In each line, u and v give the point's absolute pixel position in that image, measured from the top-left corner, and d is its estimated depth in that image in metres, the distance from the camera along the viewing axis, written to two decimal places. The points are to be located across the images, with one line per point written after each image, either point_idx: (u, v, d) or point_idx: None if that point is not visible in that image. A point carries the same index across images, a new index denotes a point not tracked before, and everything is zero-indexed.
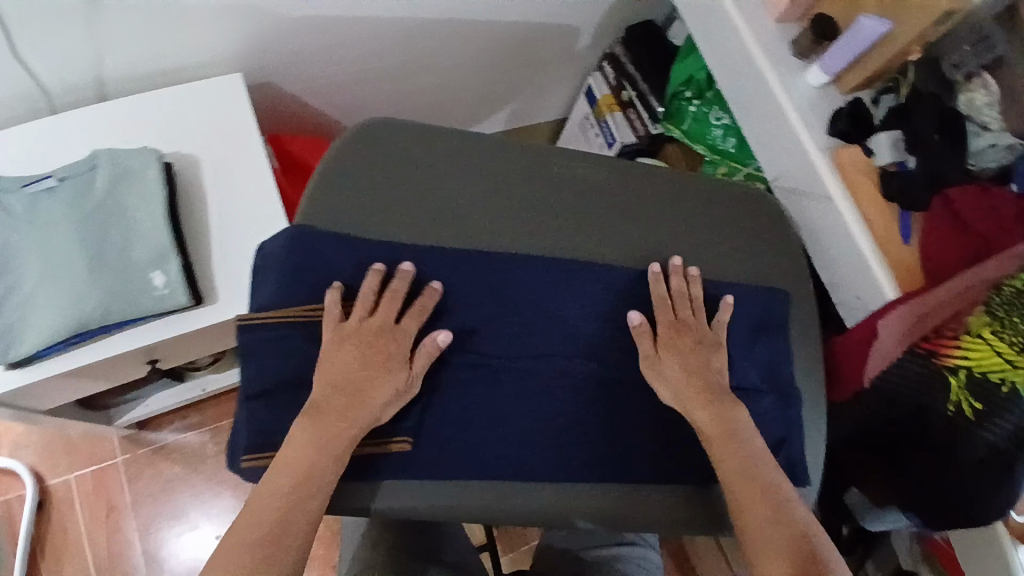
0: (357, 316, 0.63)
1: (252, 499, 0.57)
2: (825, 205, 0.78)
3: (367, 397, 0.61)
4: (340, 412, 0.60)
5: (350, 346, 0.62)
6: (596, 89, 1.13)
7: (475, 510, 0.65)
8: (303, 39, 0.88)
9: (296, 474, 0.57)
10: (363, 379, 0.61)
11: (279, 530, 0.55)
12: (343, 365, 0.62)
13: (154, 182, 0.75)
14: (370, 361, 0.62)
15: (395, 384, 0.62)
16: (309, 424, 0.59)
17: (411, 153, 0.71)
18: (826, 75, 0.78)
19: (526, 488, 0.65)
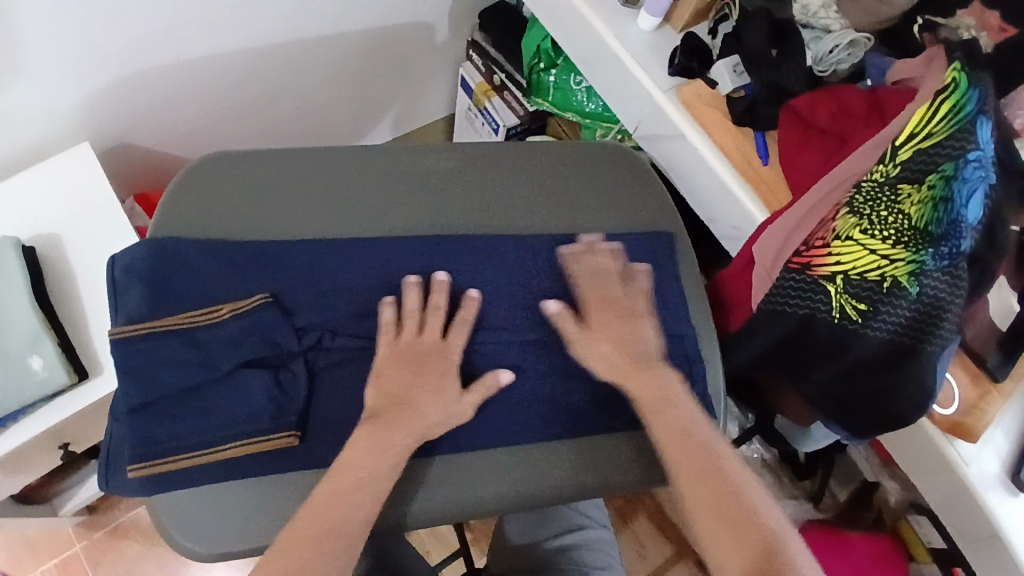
0: (409, 333, 0.63)
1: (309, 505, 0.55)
2: (683, 144, 0.77)
3: (417, 407, 0.61)
4: (398, 420, 0.60)
5: (394, 366, 0.62)
6: (469, 79, 1.13)
7: (468, 494, 0.64)
8: (142, 96, 0.87)
9: (353, 479, 0.56)
10: (415, 390, 0.61)
11: (332, 535, 0.54)
12: (399, 379, 0.61)
13: (14, 270, 0.74)
14: (424, 375, 0.62)
15: (444, 402, 0.61)
16: (376, 429, 0.59)
17: (246, 187, 0.69)
18: (656, 17, 0.78)
19: (467, 474, 0.64)
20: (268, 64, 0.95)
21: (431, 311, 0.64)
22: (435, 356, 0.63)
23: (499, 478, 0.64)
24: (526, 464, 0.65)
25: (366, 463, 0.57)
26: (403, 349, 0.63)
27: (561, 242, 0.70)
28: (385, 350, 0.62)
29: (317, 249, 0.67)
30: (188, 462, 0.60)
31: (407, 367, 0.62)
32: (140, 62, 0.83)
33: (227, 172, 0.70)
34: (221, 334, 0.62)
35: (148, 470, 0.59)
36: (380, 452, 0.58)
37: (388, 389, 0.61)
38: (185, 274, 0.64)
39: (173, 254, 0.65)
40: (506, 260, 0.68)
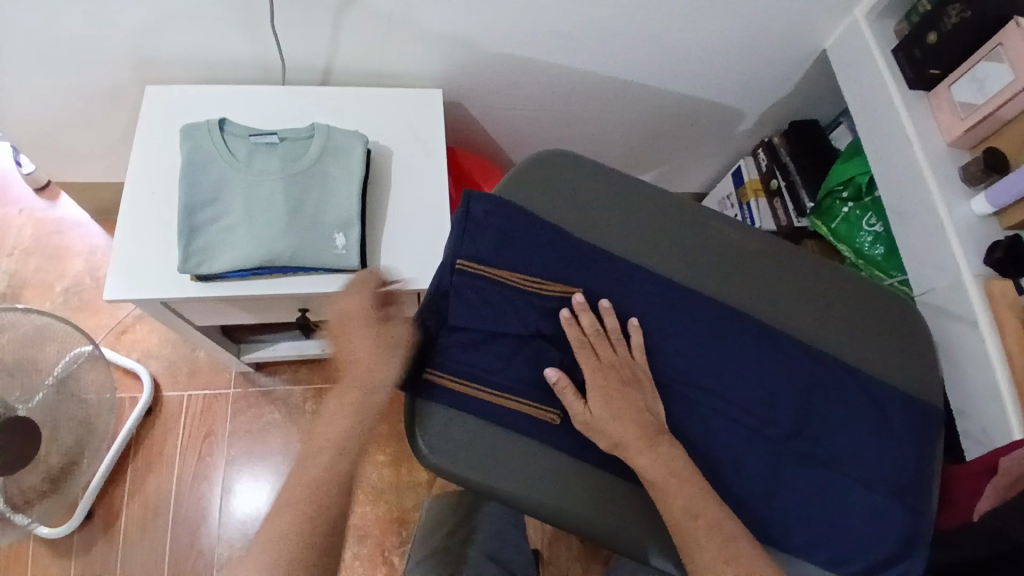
0: (340, 318, 0.70)
1: (302, 473, 0.63)
2: (971, 333, 0.78)
3: (374, 367, 0.66)
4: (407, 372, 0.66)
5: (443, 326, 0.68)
6: (744, 170, 1.17)
7: (572, 502, 0.66)
8: (497, 72, 0.99)
9: (334, 448, 0.64)
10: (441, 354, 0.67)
11: (316, 505, 0.61)
12: (352, 351, 0.67)
13: (357, 162, 0.86)
14: (361, 347, 0.66)
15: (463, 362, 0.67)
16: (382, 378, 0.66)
17: (582, 186, 0.79)
18: (991, 206, 0.79)
19: (591, 485, 0.66)
20: (600, 91, 1.05)
21: (376, 295, 0.71)
22: (360, 324, 0.68)
23: (566, 495, 0.66)
24: (635, 506, 0.66)
25: (360, 406, 0.65)
26: (352, 325, 0.68)
27: (830, 363, 0.73)
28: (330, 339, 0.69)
29: (624, 267, 0.74)
30: (468, 392, 0.67)
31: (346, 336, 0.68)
32: (516, 48, 0.95)
33: (573, 169, 0.79)
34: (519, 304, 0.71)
35: (438, 378, 0.67)
36: (369, 393, 0.65)
37: (355, 357, 0.67)
38: (523, 235, 0.73)
39: (517, 212, 0.74)
40: (774, 353, 0.72)
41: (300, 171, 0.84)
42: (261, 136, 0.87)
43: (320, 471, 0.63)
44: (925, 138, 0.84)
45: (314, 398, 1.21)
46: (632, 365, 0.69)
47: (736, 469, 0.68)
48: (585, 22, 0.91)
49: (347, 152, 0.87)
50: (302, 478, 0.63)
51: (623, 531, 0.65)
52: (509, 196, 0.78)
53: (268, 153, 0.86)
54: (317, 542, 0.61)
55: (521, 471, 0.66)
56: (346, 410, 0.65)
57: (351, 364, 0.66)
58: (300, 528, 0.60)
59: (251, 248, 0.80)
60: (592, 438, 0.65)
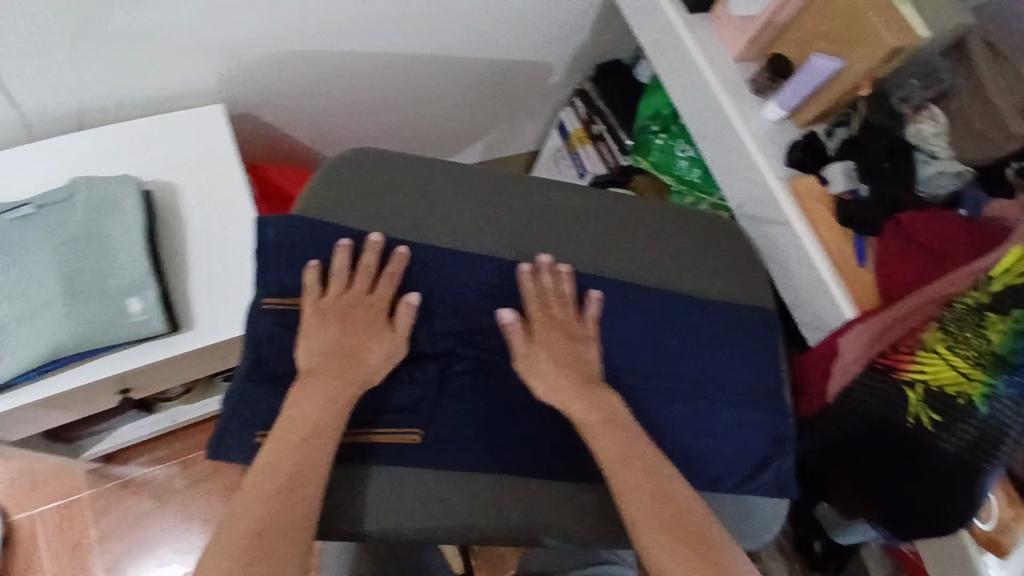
0: (334, 293, 0.67)
1: (247, 486, 0.56)
2: (786, 231, 0.83)
3: (364, 360, 0.64)
4: (337, 372, 0.63)
5: (336, 318, 0.65)
6: (567, 123, 1.17)
7: (460, 512, 0.64)
8: (278, 72, 0.90)
9: (290, 465, 0.56)
10: (351, 345, 0.64)
11: (263, 534, 0.53)
12: (331, 337, 0.65)
13: (133, 210, 0.75)
14: (356, 328, 0.65)
15: (385, 344, 0.66)
16: (314, 386, 0.61)
17: (387, 180, 0.74)
18: (782, 110, 0.83)
19: (475, 488, 0.65)
20: (400, 70, 0.99)
21: (385, 275, 0.68)
22: (374, 312, 0.67)
23: (436, 506, 0.64)
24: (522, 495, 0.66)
25: (314, 413, 0.60)
26: (346, 305, 0.66)
27: (671, 296, 0.74)
28: (306, 310, 0.66)
29: (452, 257, 0.71)
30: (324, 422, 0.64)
31: (344, 314, 0.66)
32: (287, 40, 0.86)
33: (375, 165, 0.75)
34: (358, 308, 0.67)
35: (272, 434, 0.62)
36: (323, 400, 0.61)
37: (333, 342, 0.64)
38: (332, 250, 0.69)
39: (323, 227, 0.69)
40: (615, 302, 0.72)
41: (65, 238, 0.73)
42: (13, 209, 0.74)
43: (272, 489, 0.55)
44: (711, 58, 0.86)
45: (184, 471, 1.10)
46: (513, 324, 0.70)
47: None
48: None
49: (119, 203, 0.75)
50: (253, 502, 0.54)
51: (519, 520, 0.65)
52: (310, 206, 0.72)
53: (23, 228, 0.73)
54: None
55: (398, 499, 0.64)
56: (293, 423, 0.59)
57: (307, 353, 0.63)
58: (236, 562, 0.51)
59: (33, 342, 0.69)
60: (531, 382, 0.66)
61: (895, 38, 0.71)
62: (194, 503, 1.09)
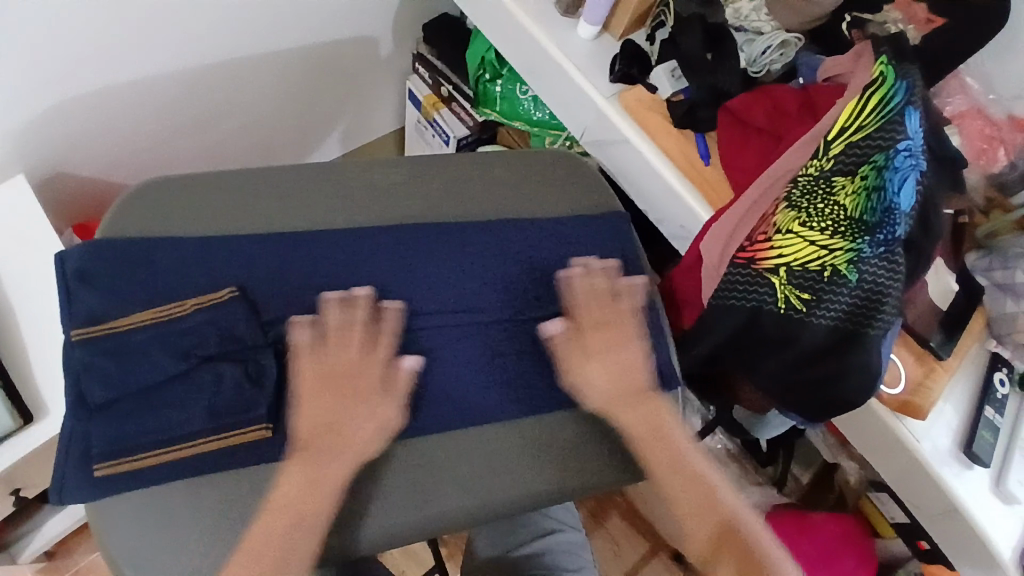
0: (335, 353, 0.63)
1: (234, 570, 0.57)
2: (625, 148, 0.79)
3: (352, 434, 0.61)
4: (329, 451, 0.60)
5: (322, 388, 0.62)
6: (416, 92, 1.12)
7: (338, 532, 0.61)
8: (70, 123, 0.85)
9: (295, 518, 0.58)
10: (340, 419, 0.61)
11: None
12: (320, 406, 0.62)
13: None
14: (355, 398, 0.62)
15: (378, 417, 0.62)
16: (305, 466, 0.60)
17: (189, 208, 0.68)
18: (594, 26, 0.79)
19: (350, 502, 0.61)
20: (211, 83, 0.93)
21: (369, 329, 0.64)
22: (367, 375, 0.63)
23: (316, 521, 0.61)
24: (401, 497, 0.62)
25: (306, 502, 0.59)
26: (341, 369, 0.63)
27: (510, 227, 0.73)
28: (299, 377, 0.63)
29: (275, 267, 0.66)
30: (157, 459, 0.59)
31: (339, 382, 0.62)
32: (68, 86, 0.81)
33: (172, 196, 0.68)
34: (189, 325, 0.62)
35: (116, 469, 0.59)
36: (309, 486, 0.59)
37: (329, 414, 0.61)
38: (136, 291, 0.64)
39: (128, 256, 0.64)
40: (458, 266, 0.70)
41: None
42: None
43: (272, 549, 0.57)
44: None
45: None
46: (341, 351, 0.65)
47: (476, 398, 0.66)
48: (111, 18, 0.77)
49: None
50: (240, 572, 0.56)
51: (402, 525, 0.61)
52: (103, 253, 0.64)
53: None
54: None
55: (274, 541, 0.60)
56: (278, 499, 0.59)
57: (297, 424, 0.61)
58: None
59: None
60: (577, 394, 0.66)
61: None
62: None
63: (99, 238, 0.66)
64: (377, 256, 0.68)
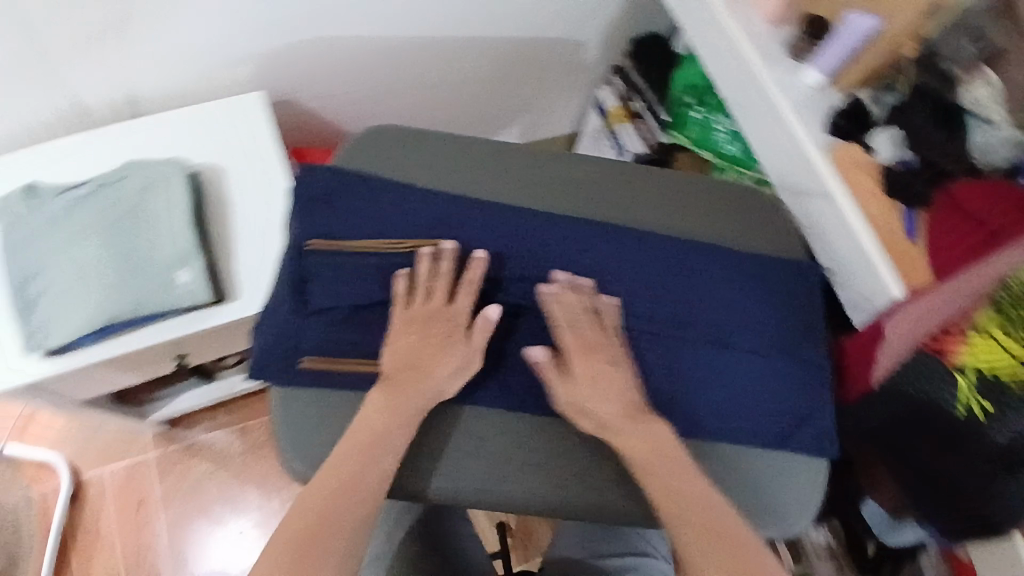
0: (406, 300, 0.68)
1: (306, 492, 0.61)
2: (826, 203, 0.78)
3: (431, 374, 0.66)
4: (408, 386, 0.65)
5: (410, 329, 0.67)
6: (605, 103, 1.14)
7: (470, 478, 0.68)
8: (306, 61, 0.93)
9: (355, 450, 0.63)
10: (424, 357, 0.66)
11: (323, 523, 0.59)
12: (412, 344, 0.67)
13: (179, 191, 0.80)
14: (434, 338, 0.67)
15: (455, 359, 0.67)
16: (388, 394, 0.65)
17: (413, 157, 0.76)
18: (823, 74, 0.80)
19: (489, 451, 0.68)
20: (429, 53, 0.99)
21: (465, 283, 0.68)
22: (450, 322, 0.68)
23: (460, 472, 0.68)
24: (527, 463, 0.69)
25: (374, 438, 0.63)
26: (424, 313, 0.67)
27: (697, 250, 0.73)
28: (397, 317, 0.68)
29: (473, 225, 0.72)
30: (353, 366, 0.68)
31: (422, 328, 0.67)
32: (315, 29, 0.88)
33: (397, 143, 0.76)
34: (403, 261, 0.70)
35: (320, 365, 0.67)
36: (387, 415, 0.64)
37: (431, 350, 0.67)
38: (358, 221, 0.70)
39: (356, 188, 0.72)
40: (637, 270, 0.72)
41: (120, 215, 0.78)
42: (73, 191, 0.81)
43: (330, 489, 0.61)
44: (742, 22, 0.82)
45: (240, 438, 1.18)
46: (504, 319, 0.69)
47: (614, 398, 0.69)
48: None
49: (165, 182, 0.80)
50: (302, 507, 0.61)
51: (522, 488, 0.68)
52: (333, 175, 0.72)
53: (84, 206, 0.79)
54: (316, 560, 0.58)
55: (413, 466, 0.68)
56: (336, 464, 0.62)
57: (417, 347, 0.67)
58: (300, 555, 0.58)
59: (94, 311, 0.76)
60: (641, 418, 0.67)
61: None
62: (248, 469, 1.17)
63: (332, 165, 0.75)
64: (560, 242, 0.72)
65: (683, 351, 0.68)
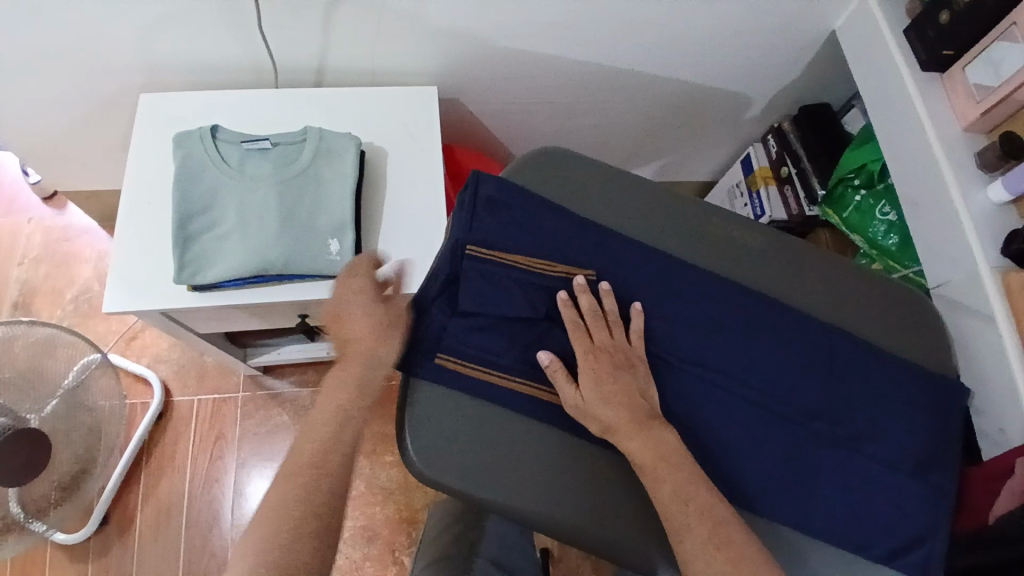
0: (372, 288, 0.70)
1: (307, 430, 0.66)
2: (986, 326, 0.75)
3: (387, 339, 0.68)
4: (366, 356, 0.67)
5: (364, 310, 0.69)
6: (753, 159, 1.14)
7: (569, 508, 0.67)
8: (487, 65, 0.97)
9: (350, 390, 0.67)
10: (371, 333, 0.68)
11: (329, 457, 0.64)
12: (364, 323, 0.68)
13: (349, 165, 0.85)
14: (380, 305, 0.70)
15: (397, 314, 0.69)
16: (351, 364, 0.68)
17: (585, 184, 0.78)
18: (1008, 194, 0.75)
19: (597, 485, 0.67)
20: (600, 80, 1.02)
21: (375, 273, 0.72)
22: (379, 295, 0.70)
23: (502, 478, 0.67)
24: (628, 510, 0.67)
25: (355, 381, 0.67)
26: (362, 290, 0.70)
27: (843, 341, 0.72)
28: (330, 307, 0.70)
29: (624, 265, 0.73)
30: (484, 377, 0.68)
31: (365, 303, 0.69)
32: (506, 38, 0.92)
33: (571, 166, 0.79)
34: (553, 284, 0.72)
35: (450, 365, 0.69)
36: (361, 373, 0.67)
37: (370, 321, 0.68)
38: (521, 234, 0.73)
39: (527, 202, 0.74)
40: (782, 346, 0.71)
41: (292, 176, 0.84)
42: (253, 142, 0.86)
43: (331, 427, 0.65)
44: (938, 122, 0.81)
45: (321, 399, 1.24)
46: (628, 352, 0.70)
47: (724, 471, 0.68)
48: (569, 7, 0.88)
49: (339, 154, 0.86)
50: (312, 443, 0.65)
51: (618, 536, 0.66)
52: (510, 184, 0.75)
53: (261, 158, 0.85)
54: (319, 489, 0.62)
55: (519, 479, 0.67)
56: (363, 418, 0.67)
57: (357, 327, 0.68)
58: (303, 490, 0.62)
59: (247, 256, 0.79)
60: (586, 422, 0.67)
61: None
62: None
63: (506, 175, 0.78)
64: (704, 302, 0.72)
65: (609, 347, 0.69)
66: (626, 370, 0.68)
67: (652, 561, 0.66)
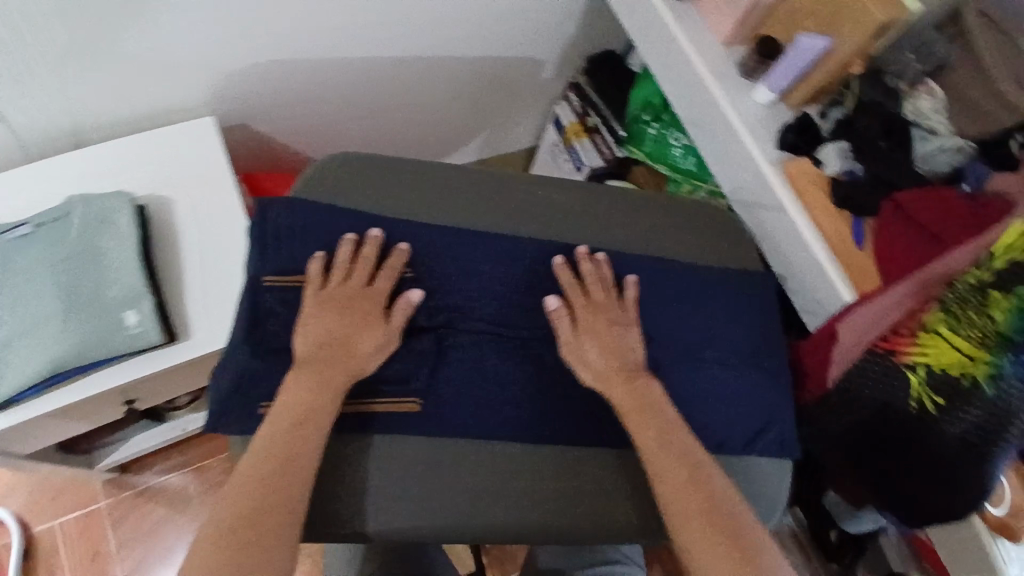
0: (334, 282, 0.68)
1: (240, 472, 0.58)
2: (779, 216, 0.80)
3: (357, 351, 0.65)
4: (330, 361, 0.64)
5: (326, 313, 0.66)
6: (563, 119, 1.17)
7: (443, 503, 0.65)
8: (264, 85, 0.92)
9: (297, 414, 0.61)
10: (346, 332, 0.66)
11: (271, 504, 0.56)
12: (325, 325, 0.66)
13: (128, 226, 0.77)
14: (353, 317, 0.67)
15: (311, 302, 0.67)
16: (306, 374, 0.63)
17: (378, 183, 0.76)
18: (772, 92, 0.81)
19: (462, 472, 0.66)
20: (387, 74, 1.00)
21: (385, 269, 0.69)
22: (370, 303, 0.68)
23: (382, 500, 0.65)
24: (504, 490, 0.66)
25: (304, 399, 0.62)
26: (338, 298, 0.67)
27: (659, 266, 0.74)
28: (309, 301, 0.66)
29: (436, 253, 0.72)
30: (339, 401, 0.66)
31: (342, 306, 0.67)
32: (273, 54, 0.88)
33: (361, 170, 0.76)
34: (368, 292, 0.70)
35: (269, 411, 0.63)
36: (318, 387, 0.62)
37: (330, 330, 0.66)
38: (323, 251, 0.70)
39: (321, 217, 0.71)
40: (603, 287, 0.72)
41: (62, 255, 0.75)
42: (10, 231, 0.76)
43: (269, 467, 0.58)
44: (695, 41, 0.85)
45: (199, 478, 1.14)
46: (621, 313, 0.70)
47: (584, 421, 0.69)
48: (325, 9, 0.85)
49: (113, 218, 0.77)
50: (244, 492, 0.56)
51: (500, 516, 0.65)
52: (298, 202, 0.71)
53: (22, 246, 0.75)
54: (258, 546, 0.54)
55: (386, 490, 0.65)
56: (263, 452, 0.58)
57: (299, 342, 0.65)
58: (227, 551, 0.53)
59: (37, 358, 0.71)
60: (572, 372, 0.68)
61: (883, 14, 0.70)
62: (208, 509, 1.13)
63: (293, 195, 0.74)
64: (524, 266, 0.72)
65: (602, 304, 0.70)
66: (621, 326, 0.69)
67: (543, 532, 0.66)
